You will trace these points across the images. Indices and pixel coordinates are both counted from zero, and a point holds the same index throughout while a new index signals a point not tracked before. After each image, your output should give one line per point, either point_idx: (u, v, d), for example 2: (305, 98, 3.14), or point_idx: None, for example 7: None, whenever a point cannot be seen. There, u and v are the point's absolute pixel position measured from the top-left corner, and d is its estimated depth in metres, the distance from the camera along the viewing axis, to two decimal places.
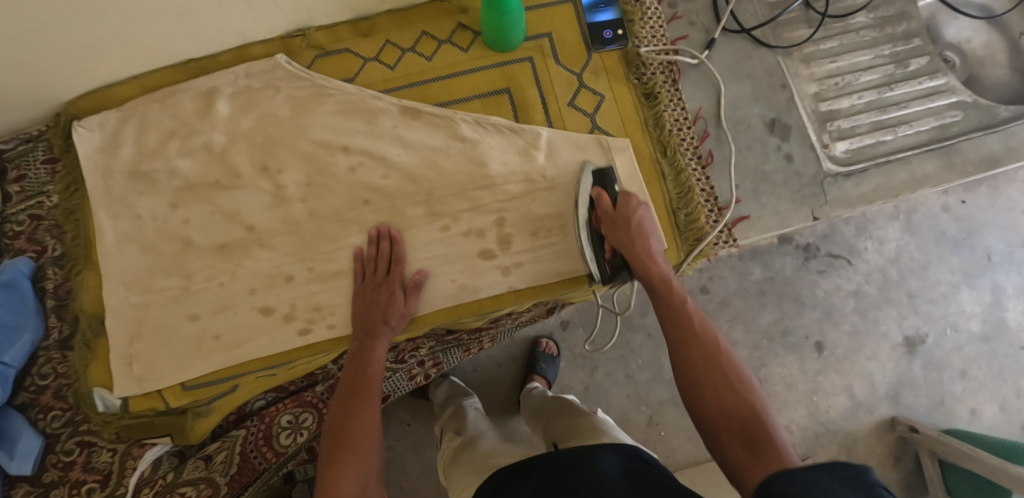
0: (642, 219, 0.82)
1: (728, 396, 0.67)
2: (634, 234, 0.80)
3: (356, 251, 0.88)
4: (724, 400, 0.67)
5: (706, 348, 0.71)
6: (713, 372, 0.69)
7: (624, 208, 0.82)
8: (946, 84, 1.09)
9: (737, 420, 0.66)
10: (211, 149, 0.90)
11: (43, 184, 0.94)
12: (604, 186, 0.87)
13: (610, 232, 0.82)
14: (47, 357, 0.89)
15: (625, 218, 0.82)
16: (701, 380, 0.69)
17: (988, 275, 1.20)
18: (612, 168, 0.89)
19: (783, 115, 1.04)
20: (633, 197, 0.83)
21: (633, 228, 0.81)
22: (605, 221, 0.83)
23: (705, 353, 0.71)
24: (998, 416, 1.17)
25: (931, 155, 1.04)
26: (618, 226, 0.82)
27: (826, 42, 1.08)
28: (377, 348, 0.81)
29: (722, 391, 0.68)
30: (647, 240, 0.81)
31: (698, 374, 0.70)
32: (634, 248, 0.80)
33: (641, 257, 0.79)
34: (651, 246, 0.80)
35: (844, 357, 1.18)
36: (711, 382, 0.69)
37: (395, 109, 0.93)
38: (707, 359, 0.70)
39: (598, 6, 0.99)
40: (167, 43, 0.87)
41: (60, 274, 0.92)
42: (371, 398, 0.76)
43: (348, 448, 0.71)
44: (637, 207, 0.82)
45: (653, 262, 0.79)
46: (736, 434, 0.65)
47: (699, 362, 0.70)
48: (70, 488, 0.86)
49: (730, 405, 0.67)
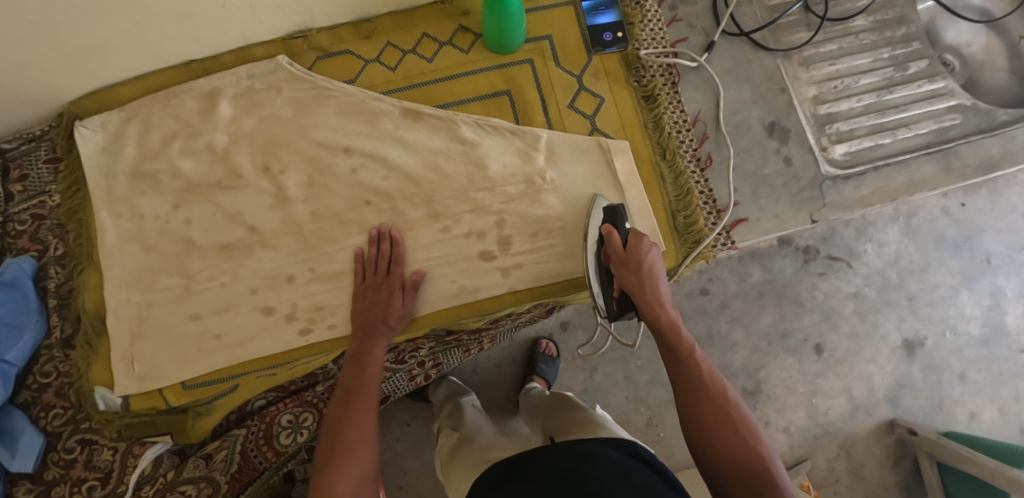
0: (654, 262, 0.79)
1: (738, 447, 0.66)
2: (645, 279, 0.77)
3: (356, 251, 0.88)
4: (735, 453, 0.66)
5: (716, 397, 0.69)
6: (723, 423, 0.67)
7: (636, 250, 0.79)
8: (945, 87, 1.09)
9: (748, 474, 0.65)
10: (213, 150, 0.91)
11: (45, 184, 0.95)
12: (615, 223, 0.84)
13: (620, 272, 0.79)
14: (49, 356, 0.90)
15: (636, 261, 0.78)
16: (710, 427, 0.68)
17: (987, 278, 1.21)
18: (622, 206, 0.86)
19: (783, 119, 1.05)
20: (645, 238, 0.80)
21: (644, 272, 0.78)
22: (615, 261, 0.80)
23: (715, 401, 0.69)
24: (997, 419, 1.17)
25: (929, 158, 1.05)
26: (629, 269, 0.78)
27: (826, 45, 1.09)
28: (376, 349, 0.80)
29: (733, 441, 0.66)
30: (656, 283, 0.78)
31: (708, 422, 0.68)
32: (645, 293, 0.77)
33: (650, 303, 0.76)
34: (661, 293, 0.77)
35: (843, 360, 1.18)
36: (722, 433, 0.67)
37: (396, 111, 0.93)
38: (717, 407, 0.68)
39: (598, 9, 0.99)
40: (170, 44, 0.87)
41: (62, 273, 0.92)
42: (368, 399, 0.74)
43: (343, 450, 0.68)
44: (648, 249, 0.79)
45: (662, 306, 0.76)
46: (747, 488, 0.64)
47: (710, 410, 0.68)
48: (72, 486, 0.87)
49: (740, 457, 0.65)
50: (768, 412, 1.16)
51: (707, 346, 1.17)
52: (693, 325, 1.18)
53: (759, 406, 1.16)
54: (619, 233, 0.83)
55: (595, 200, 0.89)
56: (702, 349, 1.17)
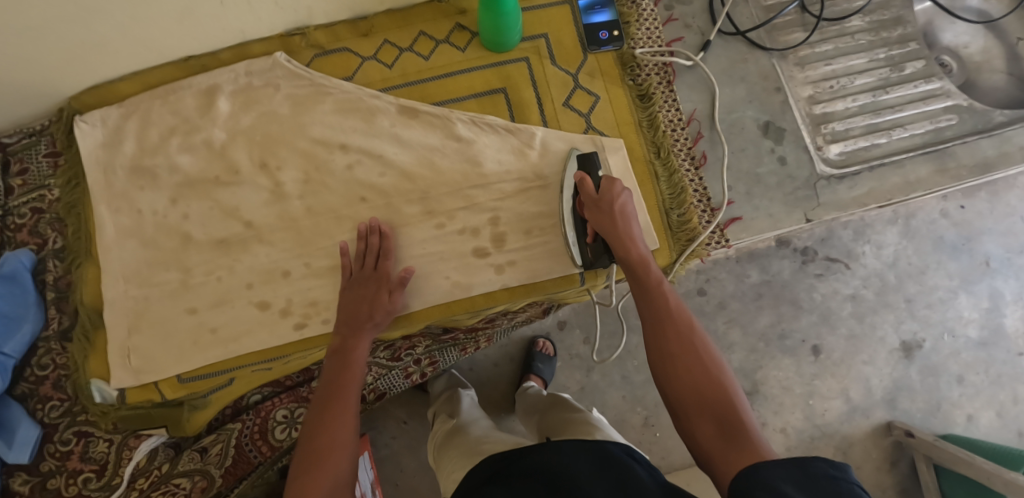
0: (625, 204, 0.81)
1: (699, 375, 0.66)
2: (617, 218, 0.79)
3: (342, 245, 0.84)
4: (697, 381, 0.65)
5: (681, 327, 0.70)
6: (686, 352, 0.68)
7: (608, 192, 0.81)
8: (942, 89, 1.10)
9: (709, 400, 0.64)
10: (211, 145, 0.92)
11: (45, 178, 0.96)
12: (588, 171, 0.86)
13: (593, 214, 0.81)
14: (47, 348, 0.91)
15: (608, 201, 0.80)
16: (674, 357, 0.68)
17: (986, 280, 1.21)
18: (597, 154, 0.88)
19: (778, 119, 1.05)
20: (617, 182, 0.81)
21: (615, 212, 0.80)
22: (588, 205, 0.82)
23: (678, 331, 0.70)
24: (995, 422, 1.17)
25: (925, 159, 1.05)
26: (601, 210, 0.81)
27: (822, 45, 1.09)
28: (360, 348, 0.79)
29: (694, 369, 0.66)
30: (628, 223, 0.79)
31: (672, 351, 0.68)
32: (615, 230, 0.78)
33: (621, 238, 0.78)
34: (632, 230, 0.79)
35: (840, 361, 1.18)
36: (684, 361, 0.67)
37: (392, 108, 0.94)
38: (680, 336, 0.69)
39: (595, 7, 1.00)
40: (168, 41, 0.88)
41: (60, 266, 0.93)
42: (347, 403, 0.72)
43: (319, 457, 0.67)
44: (620, 192, 0.81)
45: (634, 244, 0.78)
46: (708, 413, 0.63)
47: (674, 340, 0.69)
48: (68, 478, 0.88)
49: (701, 385, 0.65)
50: (765, 413, 1.16)
51: None
52: None
53: (756, 407, 1.16)
54: (592, 179, 0.85)
55: (571, 152, 0.91)
56: None
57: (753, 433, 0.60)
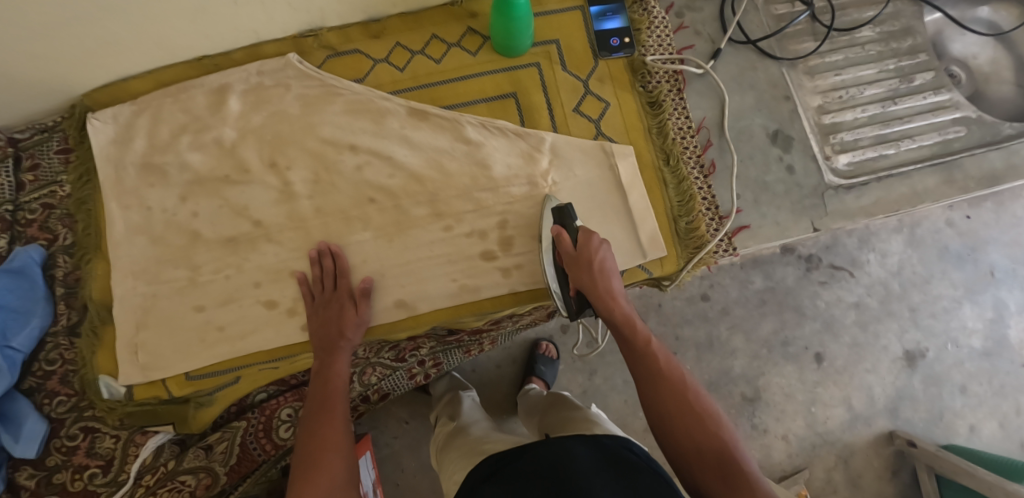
0: (604, 259, 0.81)
1: (700, 432, 0.67)
2: (597, 275, 0.80)
3: (299, 276, 0.88)
4: (698, 439, 0.67)
5: (674, 384, 0.71)
6: (683, 408, 0.69)
7: (585, 247, 0.81)
8: (950, 99, 1.10)
9: (714, 457, 0.65)
10: (221, 144, 0.92)
11: (56, 173, 0.96)
12: (564, 223, 0.86)
13: (573, 271, 0.82)
14: (55, 343, 0.91)
15: (587, 257, 0.81)
16: (673, 416, 0.69)
17: (990, 291, 1.21)
18: (570, 204, 0.87)
19: (786, 127, 1.05)
20: (594, 236, 0.82)
21: (595, 268, 0.80)
22: (568, 261, 0.82)
23: (675, 387, 0.71)
24: (997, 432, 1.17)
25: (933, 170, 1.05)
26: (581, 267, 0.81)
27: (832, 55, 1.09)
28: (338, 363, 0.82)
29: (694, 427, 0.67)
30: (609, 279, 0.80)
31: (669, 411, 0.69)
32: (597, 290, 0.79)
33: (603, 298, 0.79)
34: (613, 288, 0.80)
35: (843, 369, 1.18)
36: (684, 420, 0.68)
37: (402, 110, 0.94)
38: (676, 394, 0.70)
39: (606, 14, 1.00)
40: (182, 40, 0.89)
41: (70, 262, 0.94)
42: (335, 412, 0.76)
43: (313, 464, 0.70)
44: (598, 246, 0.81)
45: (616, 302, 0.79)
46: (715, 471, 0.64)
47: (669, 400, 0.70)
48: (73, 473, 0.88)
49: (703, 444, 0.66)
50: (766, 419, 1.16)
51: (707, 352, 1.17)
52: (693, 330, 1.18)
53: (757, 414, 1.16)
54: (569, 233, 0.85)
55: (549, 200, 0.90)
56: (702, 354, 1.17)
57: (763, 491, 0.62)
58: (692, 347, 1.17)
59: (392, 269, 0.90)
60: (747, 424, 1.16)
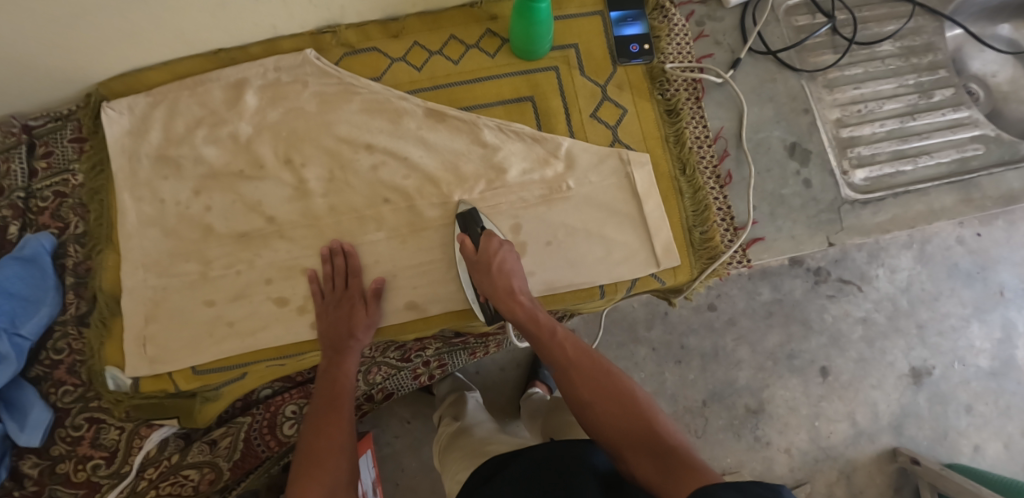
0: (504, 260, 0.84)
1: (618, 411, 0.69)
2: (495, 276, 0.83)
3: (311, 273, 0.88)
4: (615, 419, 0.68)
5: (586, 371, 0.74)
6: (599, 393, 0.71)
7: (485, 252, 0.84)
8: (969, 117, 1.09)
9: (633, 431, 0.66)
10: (236, 139, 0.92)
11: (70, 162, 0.96)
12: (468, 229, 0.88)
13: (476, 276, 0.84)
14: (63, 332, 0.91)
15: (486, 262, 0.84)
16: (589, 401, 0.71)
17: (999, 310, 1.20)
18: (475, 207, 0.89)
19: (805, 140, 1.04)
20: (494, 237, 0.85)
21: (493, 270, 0.83)
22: (470, 267, 0.85)
23: (588, 376, 0.73)
24: (1001, 453, 1.16)
25: (950, 188, 1.04)
26: (482, 270, 0.84)
27: (852, 68, 1.09)
28: (347, 364, 0.82)
29: (612, 408, 0.69)
30: (509, 278, 0.83)
31: (584, 398, 0.71)
32: (499, 292, 0.82)
33: (503, 298, 0.81)
34: (514, 287, 0.83)
35: (848, 384, 1.17)
36: (599, 403, 0.70)
37: (419, 110, 0.94)
38: (589, 380, 0.72)
39: (626, 20, 1.00)
40: (202, 33, 0.89)
41: (80, 251, 0.94)
42: (342, 411, 0.76)
43: (317, 463, 0.70)
44: (497, 248, 0.84)
45: (517, 301, 0.82)
46: (638, 445, 0.65)
47: (582, 385, 0.72)
48: (77, 463, 0.88)
49: (621, 422, 0.68)
50: (770, 432, 1.16)
51: (712, 362, 1.17)
52: (699, 340, 1.17)
53: (761, 426, 1.16)
54: (472, 238, 0.87)
55: (461, 206, 0.90)
56: (706, 364, 1.17)
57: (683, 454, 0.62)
58: (697, 357, 1.17)
59: (405, 270, 0.90)
60: (749, 435, 1.15)
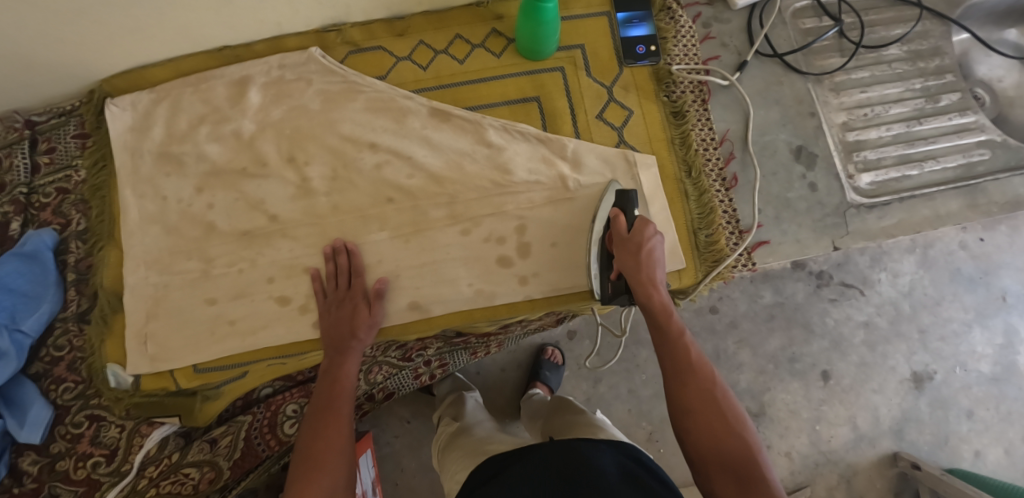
0: (654, 248, 0.78)
1: (720, 430, 0.68)
2: (644, 261, 0.76)
3: (313, 272, 0.88)
4: (715, 439, 0.67)
5: (702, 379, 0.71)
6: (708, 406, 0.69)
7: (639, 234, 0.78)
8: (975, 122, 1.09)
9: (732, 458, 0.66)
10: (239, 136, 0.91)
11: (72, 158, 0.96)
12: (624, 207, 0.83)
13: (619, 253, 0.79)
14: (64, 329, 0.91)
15: (637, 244, 0.77)
16: (693, 411, 0.69)
17: (1001, 316, 1.19)
18: (635, 191, 0.84)
19: (811, 143, 1.03)
20: (650, 224, 0.78)
21: (643, 255, 0.77)
22: (616, 242, 0.79)
23: (700, 385, 0.71)
24: (1002, 459, 1.15)
25: (955, 193, 1.04)
26: (629, 252, 0.78)
27: (858, 72, 1.08)
28: (349, 364, 0.81)
29: (716, 424, 0.68)
30: (654, 268, 0.77)
31: (690, 406, 0.70)
32: (642, 274, 0.76)
33: (644, 285, 0.75)
34: (656, 278, 0.76)
35: (849, 388, 1.17)
36: (705, 417, 0.69)
37: (424, 110, 0.93)
38: (701, 390, 0.70)
39: (632, 21, 1.00)
40: (207, 30, 0.88)
41: (82, 248, 0.93)
42: (341, 412, 0.75)
43: (315, 464, 0.69)
44: (652, 236, 0.78)
45: (656, 290, 0.76)
46: (730, 473, 0.66)
47: (692, 392, 0.70)
48: (77, 461, 0.88)
49: (722, 444, 0.67)
50: (770, 435, 1.15)
51: (714, 365, 1.16)
52: (700, 343, 1.17)
53: (761, 429, 1.15)
54: (626, 216, 0.82)
55: (610, 184, 0.89)
56: None
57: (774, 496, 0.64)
58: None
59: (408, 270, 0.89)
60: None
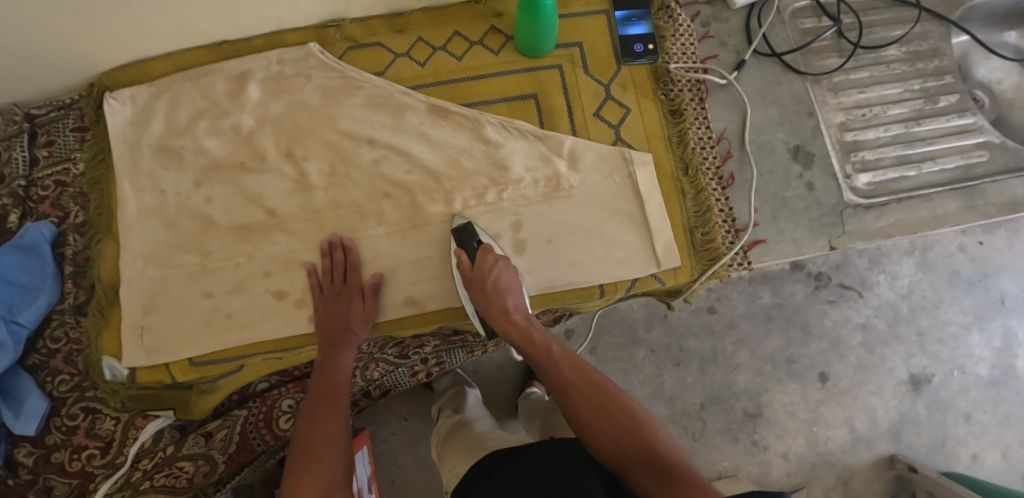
0: (499, 276, 0.82)
1: (616, 428, 0.68)
2: (491, 294, 0.81)
3: (310, 266, 0.88)
4: (612, 440, 0.67)
5: (582, 390, 0.72)
6: (595, 410, 0.70)
7: (480, 269, 0.83)
8: (974, 123, 1.09)
9: (637, 451, 0.66)
10: (238, 131, 0.92)
11: (71, 151, 0.96)
12: (463, 243, 0.86)
13: (471, 294, 0.83)
14: (61, 321, 0.91)
15: (480, 279, 0.82)
16: (584, 425, 0.69)
17: (1000, 319, 1.19)
18: (470, 222, 0.87)
19: (808, 143, 1.03)
20: (488, 254, 0.83)
21: (487, 288, 0.81)
22: (466, 283, 0.83)
23: (583, 395, 0.71)
24: (999, 463, 1.15)
25: (954, 195, 1.04)
26: (476, 288, 0.82)
27: (857, 73, 1.08)
28: (345, 357, 0.81)
29: (608, 426, 0.68)
30: (505, 296, 0.81)
31: (581, 419, 0.70)
32: (492, 311, 0.81)
33: (498, 318, 0.80)
34: (508, 305, 0.80)
35: (846, 390, 1.17)
36: (597, 425, 0.68)
37: (422, 106, 0.94)
38: (585, 399, 0.71)
39: (631, 19, 1.00)
40: (206, 24, 0.89)
41: (80, 241, 0.93)
42: (338, 404, 0.76)
43: (313, 457, 0.70)
44: (492, 265, 0.82)
45: (511, 320, 0.80)
46: (638, 464, 0.64)
47: (578, 407, 0.71)
48: (72, 453, 0.88)
49: (621, 442, 0.67)
50: (767, 436, 1.15)
51: (711, 365, 1.16)
52: (698, 343, 1.17)
53: (758, 430, 1.15)
54: (468, 252, 0.86)
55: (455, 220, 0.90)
56: (705, 367, 1.16)
57: (684, 471, 0.63)
58: (696, 359, 1.16)
59: (404, 265, 0.89)
60: (747, 439, 1.15)
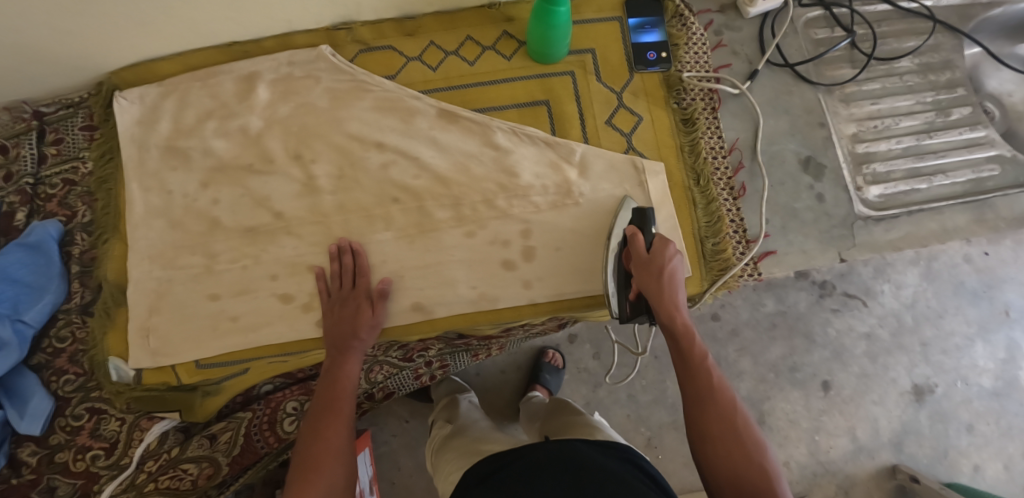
0: (674, 269, 0.79)
1: (739, 455, 0.68)
2: (665, 282, 0.78)
3: (318, 270, 0.87)
4: (734, 462, 0.67)
5: (722, 404, 0.71)
6: (727, 429, 0.69)
7: (659, 254, 0.79)
8: (985, 137, 1.08)
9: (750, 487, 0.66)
10: (246, 132, 0.91)
11: (79, 149, 0.96)
12: (641, 226, 0.84)
13: (639, 273, 0.79)
14: (67, 320, 0.91)
15: (658, 265, 0.78)
16: (712, 433, 0.70)
17: (1004, 330, 1.19)
18: (652, 209, 0.85)
19: (819, 154, 1.03)
20: (670, 245, 0.80)
21: (664, 277, 0.78)
22: (637, 263, 0.80)
23: (722, 410, 0.70)
24: (1001, 474, 1.15)
25: (963, 208, 1.03)
26: (650, 272, 0.78)
27: (868, 84, 1.08)
28: (350, 364, 0.81)
29: (732, 448, 0.68)
30: (674, 288, 0.78)
31: (709, 431, 0.70)
32: (659, 297, 0.77)
33: (666, 305, 0.77)
34: (677, 298, 0.78)
35: (849, 399, 1.16)
36: (723, 442, 0.69)
37: (432, 110, 0.93)
38: (721, 415, 0.70)
39: (644, 27, 0.99)
40: (216, 26, 0.88)
41: (87, 240, 0.93)
42: (341, 411, 0.75)
43: (312, 465, 0.69)
44: (672, 256, 0.79)
45: (678, 310, 0.77)
46: None
47: (712, 416, 0.70)
48: (76, 453, 0.88)
49: (739, 469, 0.67)
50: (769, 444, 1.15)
51: None
52: None
53: None
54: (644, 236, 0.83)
55: (624, 201, 0.88)
56: None
57: None
58: None
59: (411, 271, 0.89)
60: None
